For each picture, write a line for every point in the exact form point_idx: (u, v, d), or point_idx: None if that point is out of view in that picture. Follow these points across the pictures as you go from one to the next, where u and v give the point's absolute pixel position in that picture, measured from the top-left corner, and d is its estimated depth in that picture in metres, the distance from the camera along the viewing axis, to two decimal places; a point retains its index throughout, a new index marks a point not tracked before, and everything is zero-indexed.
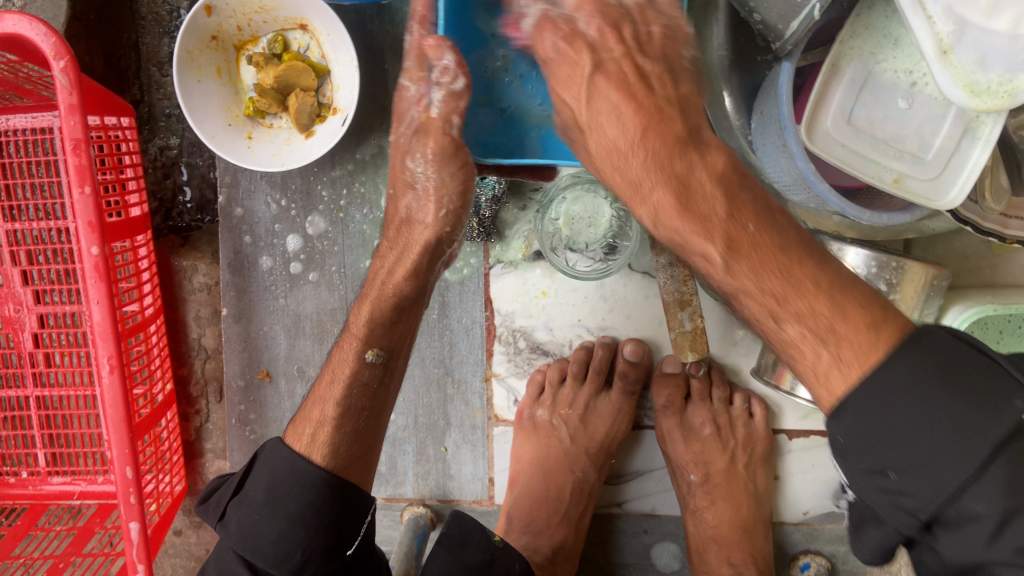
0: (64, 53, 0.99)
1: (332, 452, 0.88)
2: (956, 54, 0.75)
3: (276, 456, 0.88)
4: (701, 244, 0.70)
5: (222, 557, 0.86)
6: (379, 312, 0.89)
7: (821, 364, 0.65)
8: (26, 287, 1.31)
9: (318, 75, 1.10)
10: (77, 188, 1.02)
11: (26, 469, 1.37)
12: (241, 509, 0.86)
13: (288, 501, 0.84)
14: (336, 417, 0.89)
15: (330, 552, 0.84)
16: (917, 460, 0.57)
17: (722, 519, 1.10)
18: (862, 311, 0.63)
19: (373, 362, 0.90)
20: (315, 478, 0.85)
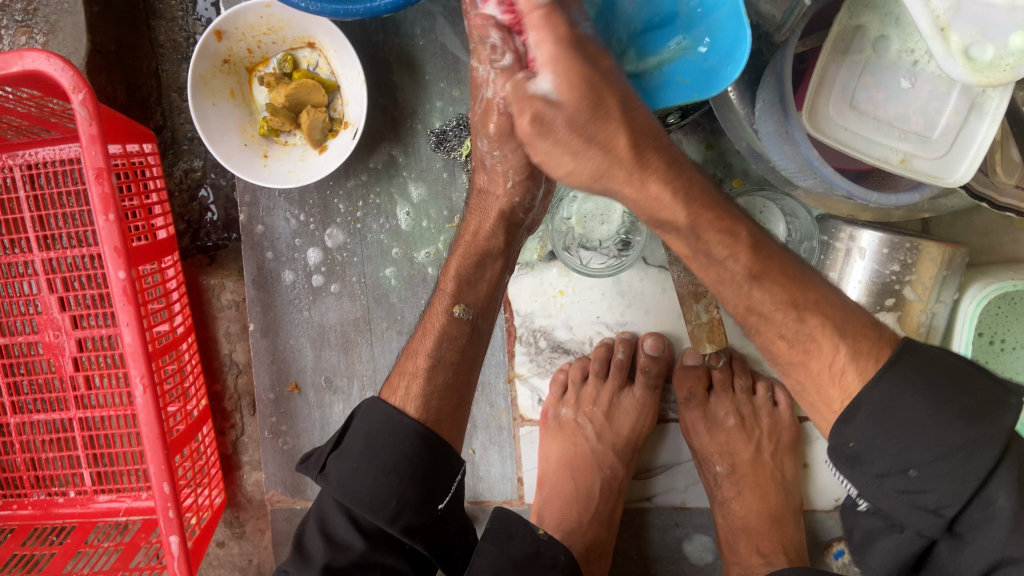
0: (81, 85, 1.02)
1: (424, 404, 0.91)
2: (954, 30, 0.75)
3: (374, 412, 0.90)
4: (730, 247, 0.73)
5: (323, 505, 0.91)
6: (465, 267, 0.95)
7: (833, 359, 0.73)
8: (63, 313, 1.36)
9: (327, 91, 1.12)
10: (102, 215, 1.06)
11: (74, 488, 1.42)
12: (340, 460, 0.88)
13: (384, 451, 0.87)
14: (428, 368, 0.93)
15: (421, 505, 0.86)
16: (935, 462, 0.65)
17: (751, 510, 1.10)
18: (865, 337, 0.73)
19: (460, 316, 0.95)
20: (410, 430, 0.88)
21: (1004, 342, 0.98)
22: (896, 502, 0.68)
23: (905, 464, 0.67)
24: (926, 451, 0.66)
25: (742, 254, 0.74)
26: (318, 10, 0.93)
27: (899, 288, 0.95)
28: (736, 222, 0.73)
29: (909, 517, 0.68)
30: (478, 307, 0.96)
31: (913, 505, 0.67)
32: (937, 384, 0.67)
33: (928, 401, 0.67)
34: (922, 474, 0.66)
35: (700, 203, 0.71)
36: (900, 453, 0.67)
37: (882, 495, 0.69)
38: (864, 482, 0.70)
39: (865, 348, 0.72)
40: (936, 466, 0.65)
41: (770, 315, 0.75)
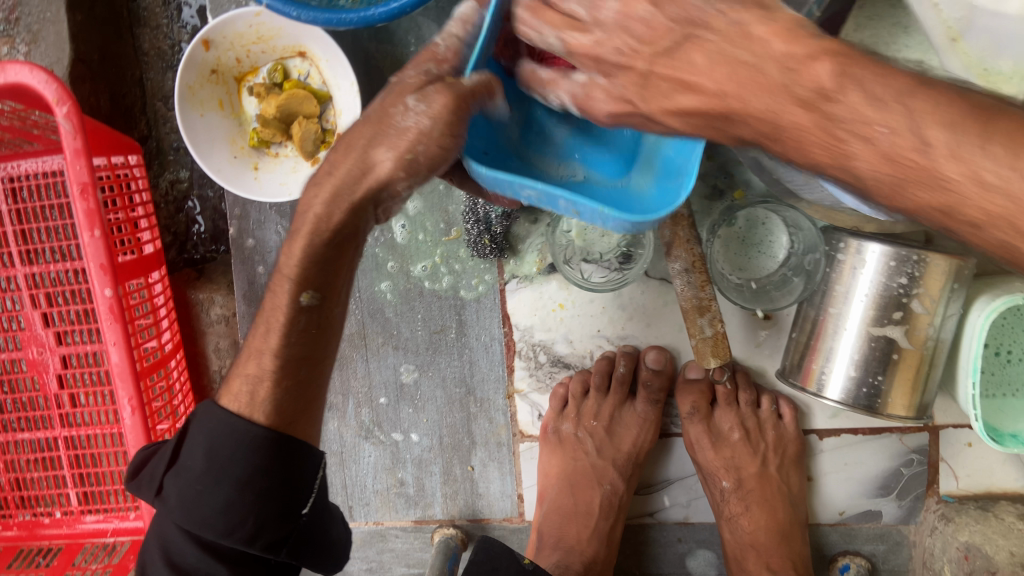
0: (66, 98, 0.99)
1: (273, 409, 0.76)
2: (966, 40, 0.74)
3: (210, 419, 0.75)
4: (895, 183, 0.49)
5: (162, 533, 0.75)
6: (312, 249, 0.70)
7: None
8: (47, 329, 1.32)
9: (319, 101, 1.09)
10: (87, 232, 1.03)
11: (60, 508, 1.38)
12: (179, 479, 0.73)
13: (231, 466, 0.72)
14: (274, 369, 0.76)
15: (282, 516, 0.73)
16: None
17: (759, 525, 1.08)
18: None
19: (307, 305, 0.74)
20: (257, 439, 0.74)
21: (1011, 354, 0.97)
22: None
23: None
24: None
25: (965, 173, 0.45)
26: (310, 20, 0.91)
27: (906, 301, 0.92)
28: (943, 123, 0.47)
29: None
30: (331, 291, 0.76)
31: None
32: None
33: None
34: None
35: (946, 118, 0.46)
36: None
37: None
38: None
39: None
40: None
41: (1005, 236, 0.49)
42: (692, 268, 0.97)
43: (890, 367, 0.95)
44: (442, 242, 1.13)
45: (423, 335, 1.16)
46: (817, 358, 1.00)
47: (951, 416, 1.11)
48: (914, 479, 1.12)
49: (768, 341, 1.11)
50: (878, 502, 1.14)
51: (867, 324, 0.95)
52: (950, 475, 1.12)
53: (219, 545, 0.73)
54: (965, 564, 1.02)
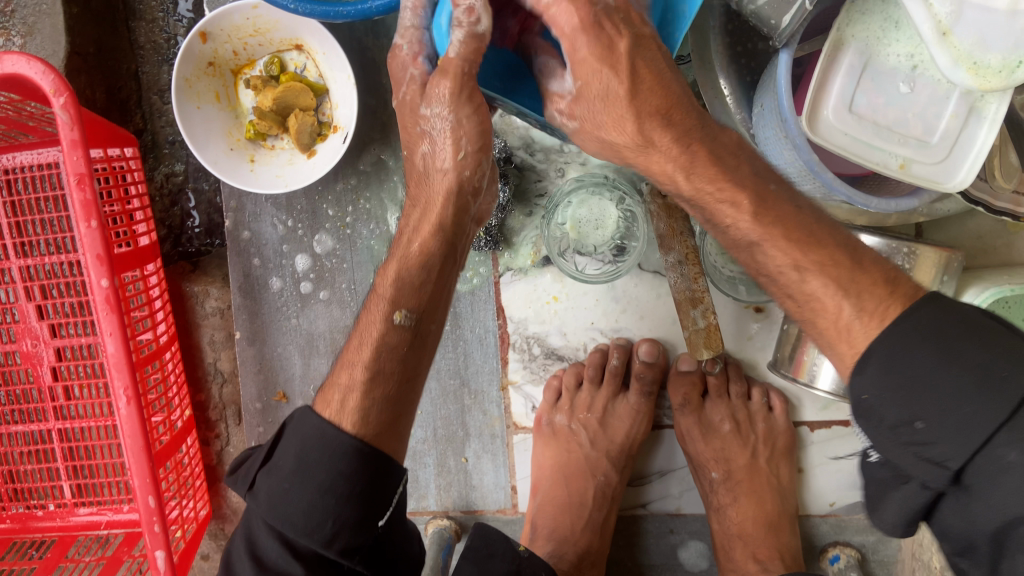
0: (63, 89, 0.99)
1: (361, 418, 0.79)
2: (955, 34, 0.75)
3: (305, 425, 0.79)
4: (728, 197, 0.72)
5: (251, 528, 0.79)
6: (406, 272, 0.82)
7: (843, 312, 0.68)
8: (41, 321, 1.32)
9: (315, 94, 1.10)
10: (83, 222, 1.03)
11: (53, 501, 1.38)
12: (270, 479, 0.77)
13: (317, 469, 0.76)
14: (366, 380, 0.81)
15: (361, 525, 0.75)
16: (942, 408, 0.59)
17: (747, 516, 1.09)
18: (877, 283, 0.67)
19: (401, 323, 0.82)
20: (345, 446, 0.77)
21: None
22: (902, 453, 0.61)
23: (912, 413, 0.60)
24: (946, 401, 0.59)
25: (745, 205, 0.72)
26: (307, 12, 0.91)
27: None
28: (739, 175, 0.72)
29: (913, 469, 0.61)
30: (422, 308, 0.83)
31: (919, 456, 0.60)
32: (936, 321, 0.61)
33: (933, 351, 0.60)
34: (929, 425, 0.59)
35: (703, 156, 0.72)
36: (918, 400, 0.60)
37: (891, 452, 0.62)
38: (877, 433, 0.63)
39: (899, 293, 0.66)
40: (940, 414, 0.59)
41: (775, 257, 0.71)
42: (685, 259, 0.98)
43: None
44: None
45: None
46: (809, 350, 1.01)
47: None
48: None
49: (760, 334, 1.12)
50: None
51: None
52: None
53: (298, 544, 0.76)
54: None
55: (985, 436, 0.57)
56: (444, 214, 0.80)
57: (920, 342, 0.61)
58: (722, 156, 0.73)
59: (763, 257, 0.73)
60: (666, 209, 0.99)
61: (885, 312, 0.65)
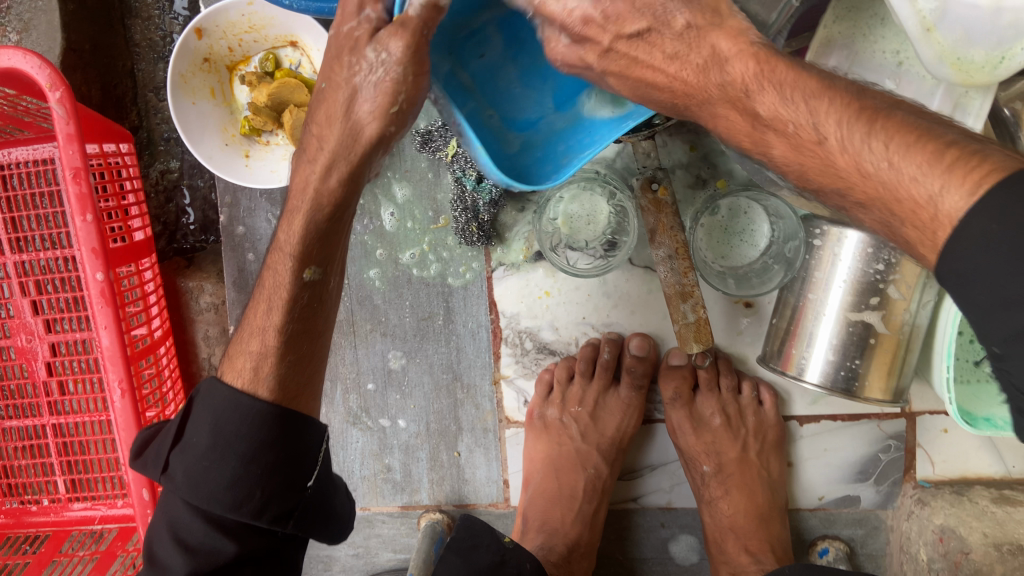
0: (59, 83, 1.00)
1: (277, 384, 0.78)
2: (939, 30, 0.76)
3: (214, 397, 0.78)
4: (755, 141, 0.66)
5: (169, 511, 0.77)
6: (314, 223, 0.75)
7: (917, 209, 0.55)
8: (36, 317, 1.33)
9: (310, 90, 1.11)
10: (79, 216, 1.04)
11: (47, 496, 1.39)
12: (184, 457, 0.76)
13: (235, 442, 0.75)
14: (279, 346, 0.79)
15: (287, 489, 0.76)
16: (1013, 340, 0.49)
17: (738, 509, 1.10)
18: (920, 185, 0.54)
19: (311, 281, 0.78)
20: (260, 414, 0.76)
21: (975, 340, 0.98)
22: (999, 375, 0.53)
23: (986, 336, 0.51)
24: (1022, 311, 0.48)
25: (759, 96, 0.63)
26: (303, 8, 0.91)
27: (884, 287, 0.95)
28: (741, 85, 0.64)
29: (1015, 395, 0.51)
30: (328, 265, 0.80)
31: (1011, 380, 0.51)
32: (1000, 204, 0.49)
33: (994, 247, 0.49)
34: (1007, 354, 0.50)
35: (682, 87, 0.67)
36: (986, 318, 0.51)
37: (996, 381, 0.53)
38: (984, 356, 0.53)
39: (955, 178, 0.52)
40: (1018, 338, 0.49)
41: (829, 197, 0.64)
42: (676, 254, 0.99)
43: (867, 351, 0.98)
44: (430, 230, 1.15)
45: (411, 322, 1.18)
46: (798, 343, 1.02)
47: (928, 403, 1.14)
48: (892, 464, 1.15)
49: (750, 328, 1.14)
50: (856, 487, 1.16)
51: (845, 310, 0.97)
52: (927, 461, 1.15)
53: (226, 519, 0.75)
54: (940, 546, 1.05)
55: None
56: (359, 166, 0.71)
57: (970, 242, 0.50)
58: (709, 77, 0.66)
59: (816, 180, 0.63)
60: (658, 204, 0.99)
61: (939, 213, 0.53)
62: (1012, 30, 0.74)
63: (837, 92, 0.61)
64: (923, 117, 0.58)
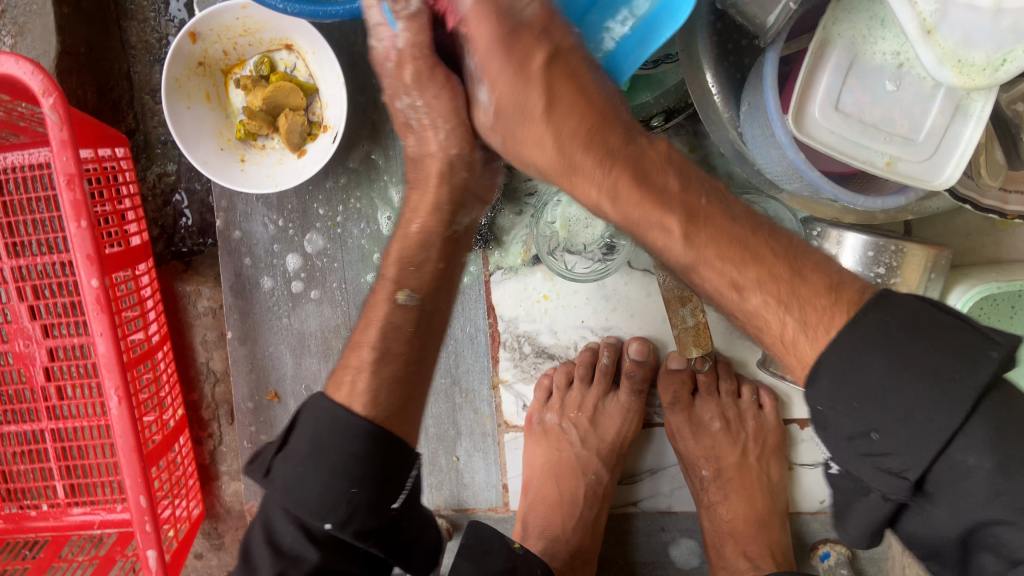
0: (52, 89, 1.00)
1: (371, 401, 0.78)
2: (940, 33, 0.75)
3: (319, 407, 0.77)
4: (658, 219, 0.69)
5: (268, 520, 0.77)
6: (406, 252, 0.85)
7: (812, 309, 0.63)
8: (34, 322, 1.32)
9: (305, 94, 1.10)
10: (73, 222, 1.03)
11: (46, 501, 1.38)
12: (283, 463, 0.76)
13: (333, 452, 0.74)
14: (374, 362, 0.81)
15: (375, 508, 0.74)
16: (902, 420, 0.56)
17: (737, 513, 1.09)
18: (824, 277, 0.65)
19: (405, 304, 0.84)
20: (360, 428, 0.75)
21: None
22: (862, 465, 0.59)
23: (866, 425, 0.58)
24: (902, 411, 0.56)
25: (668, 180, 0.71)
26: (296, 12, 0.91)
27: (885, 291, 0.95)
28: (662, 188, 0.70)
29: (873, 481, 0.58)
30: (424, 291, 0.86)
31: (877, 468, 0.58)
32: (882, 321, 0.59)
33: (880, 351, 0.58)
34: (885, 437, 0.57)
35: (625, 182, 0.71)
36: (864, 413, 0.58)
37: (850, 458, 0.60)
38: (836, 445, 0.60)
39: (848, 288, 0.63)
40: (899, 422, 0.56)
41: (711, 277, 0.68)
42: None
43: None
44: None
45: None
46: None
47: None
48: None
49: (750, 331, 1.13)
50: None
51: None
52: None
53: (314, 527, 0.75)
54: None
55: (937, 446, 0.55)
56: (439, 195, 0.84)
57: (863, 345, 0.59)
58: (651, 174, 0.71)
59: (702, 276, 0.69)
60: None
61: (819, 316, 0.62)
62: (1013, 34, 0.74)
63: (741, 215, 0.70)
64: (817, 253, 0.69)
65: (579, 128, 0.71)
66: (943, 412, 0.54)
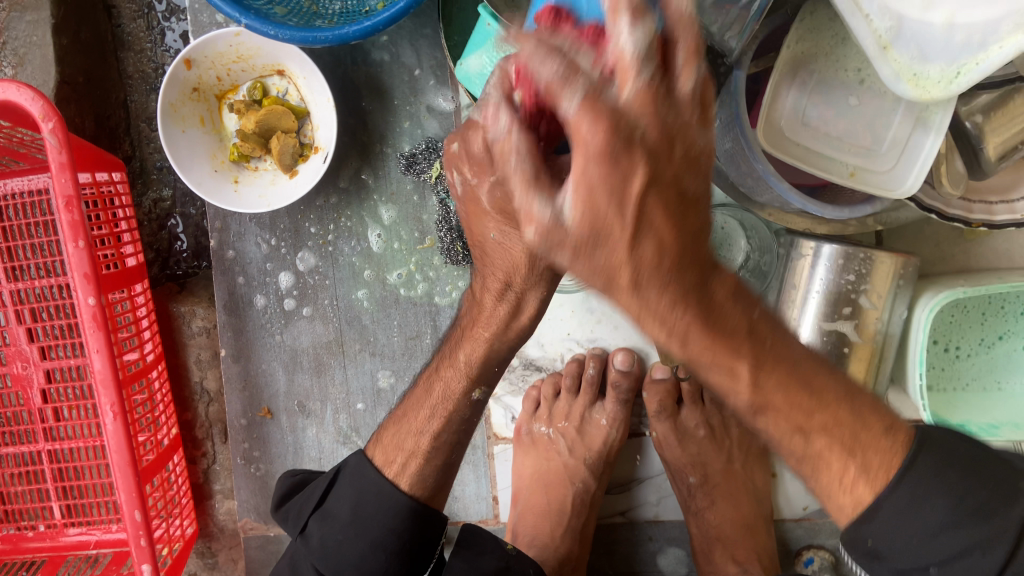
0: (52, 114, 1.03)
1: (418, 482, 0.88)
2: (896, 48, 0.79)
3: (362, 477, 0.90)
4: (727, 366, 0.58)
5: (298, 561, 0.92)
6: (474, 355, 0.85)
7: (842, 473, 0.64)
8: (31, 344, 1.34)
9: (297, 117, 1.14)
10: (71, 242, 1.06)
11: (43, 522, 1.39)
12: (325, 524, 0.90)
13: (372, 526, 0.87)
14: (428, 450, 0.88)
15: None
16: (921, 535, 0.64)
17: (725, 519, 1.11)
18: (881, 422, 0.64)
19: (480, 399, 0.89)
20: (399, 506, 0.87)
21: (960, 349, 1.06)
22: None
23: (926, 559, 0.64)
24: (929, 527, 0.63)
25: (741, 369, 0.58)
26: (288, 38, 0.96)
27: (856, 297, 0.99)
28: (736, 337, 0.57)
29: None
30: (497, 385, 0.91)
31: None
32: (937, 472, 0.63)
33: (949, 494, 0.63)
34: (944, 571, 0.63)
35: (698, 328, 0.55)
36: (919, 550, 0.64)
37: None
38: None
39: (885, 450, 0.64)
40: (921, 547, 0.64)
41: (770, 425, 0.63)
42: None
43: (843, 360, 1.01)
44: (416, 251, 1.18)
45: (399, 342, 1.20)
46: None
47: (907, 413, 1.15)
48: None
49: None
50: None
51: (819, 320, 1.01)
52: None
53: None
54: None
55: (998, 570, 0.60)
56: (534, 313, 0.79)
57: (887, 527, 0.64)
58: (717, 308, 0.56)
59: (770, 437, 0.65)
60: None
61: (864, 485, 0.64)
62: (967, 50, 0.77)
63: (778, 352, 0.60)
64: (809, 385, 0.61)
65: (673, 301, 0.53)
66: (990, 550, 0.61)
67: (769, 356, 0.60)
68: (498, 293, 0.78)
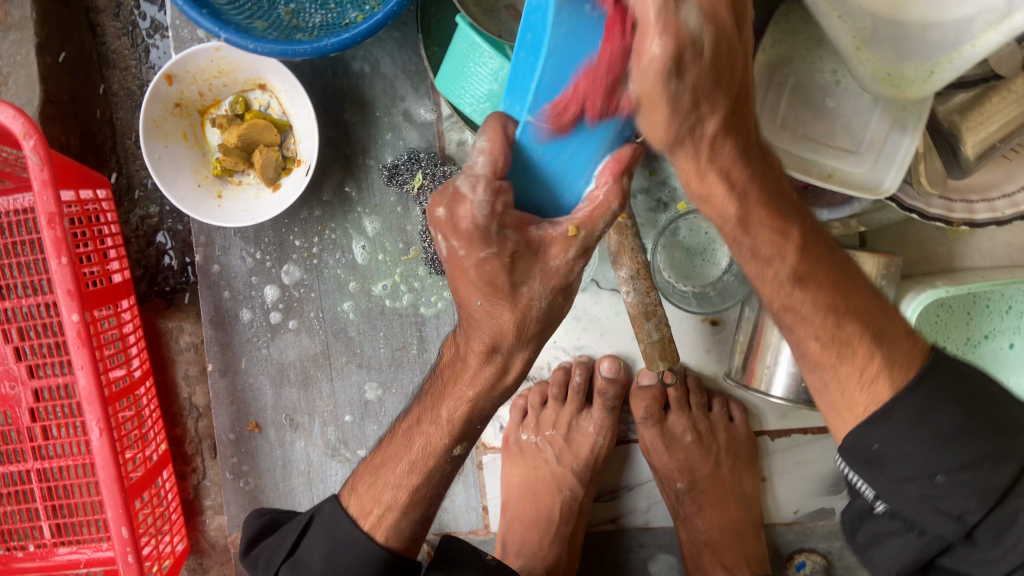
0: (33, 132, 1.04)
1: (393, 534, 0.89)
2: (869, 48, 0.79)
3: (336, 526, 0.92)
4: (768, 213, 0.71)
5: None
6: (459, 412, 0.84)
7: (866, 365, 0.74)
8: (19, 363, 1.34)
9: (279, 130, 1.14)
10: (54, 259, 1.06)
11: (34, 542, 1.39)
12: (297, 575, 0.92)
13: (343, 574, 0.89)
14: (405, 504, 0.89)
15: None
16: (935, 473, 0.70)
17: (714, 524, 1.12)
18: (880, 329, 0.75)
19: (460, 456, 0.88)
20: (373, 556, 0.89)
21: (947, 347, 1.06)
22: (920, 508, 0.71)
23: (931, 469, 0.70)
24: (931, 450, 0.70)
25: (789, 253, 0.73)
26: (267, 51, 0.96)
27: None
28: (775, 197, 0.72)
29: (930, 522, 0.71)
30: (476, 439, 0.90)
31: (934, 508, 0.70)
32: (944, 396, 0.71)
33: (950, 425, 0.69)
34: (948, 480, 0.69)
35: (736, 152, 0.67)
36: (928, 460, 0.70)
37: (903, 501, 0.72)
38: (885, 484, 0.73)
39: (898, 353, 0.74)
40: (947, 477, 0.69)
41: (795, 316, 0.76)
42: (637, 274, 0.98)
43: None
44: (401, 261, 1.18)
45: (386, 352, 1.20)
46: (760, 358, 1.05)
47: None
48: None
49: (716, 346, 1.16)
50: (830, 500, 1.17)
51: None
52: None
53: None
54: None
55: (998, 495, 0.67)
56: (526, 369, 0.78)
57: (898, 431, 0.71)
58: (759, 159, 0.70)
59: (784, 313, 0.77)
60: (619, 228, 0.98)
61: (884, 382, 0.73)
62: (940, 47, 0.77)
63: (819, 254, 0.75)
64: (848, 274, 0.76)
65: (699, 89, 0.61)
66: (1002, 470, 0.68)
67: (821, 270, 0.75)
68: (484, 354, 0.77)
